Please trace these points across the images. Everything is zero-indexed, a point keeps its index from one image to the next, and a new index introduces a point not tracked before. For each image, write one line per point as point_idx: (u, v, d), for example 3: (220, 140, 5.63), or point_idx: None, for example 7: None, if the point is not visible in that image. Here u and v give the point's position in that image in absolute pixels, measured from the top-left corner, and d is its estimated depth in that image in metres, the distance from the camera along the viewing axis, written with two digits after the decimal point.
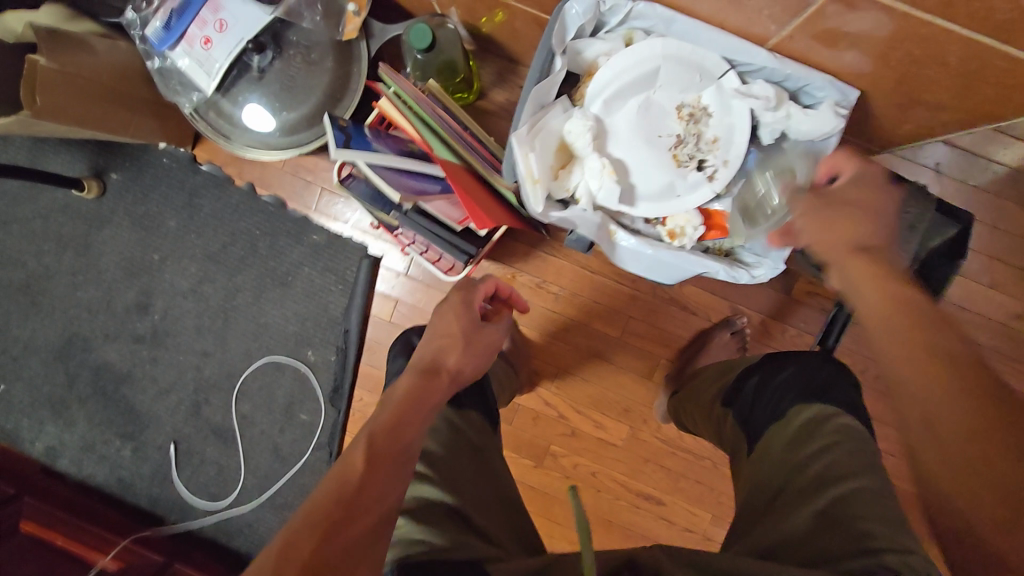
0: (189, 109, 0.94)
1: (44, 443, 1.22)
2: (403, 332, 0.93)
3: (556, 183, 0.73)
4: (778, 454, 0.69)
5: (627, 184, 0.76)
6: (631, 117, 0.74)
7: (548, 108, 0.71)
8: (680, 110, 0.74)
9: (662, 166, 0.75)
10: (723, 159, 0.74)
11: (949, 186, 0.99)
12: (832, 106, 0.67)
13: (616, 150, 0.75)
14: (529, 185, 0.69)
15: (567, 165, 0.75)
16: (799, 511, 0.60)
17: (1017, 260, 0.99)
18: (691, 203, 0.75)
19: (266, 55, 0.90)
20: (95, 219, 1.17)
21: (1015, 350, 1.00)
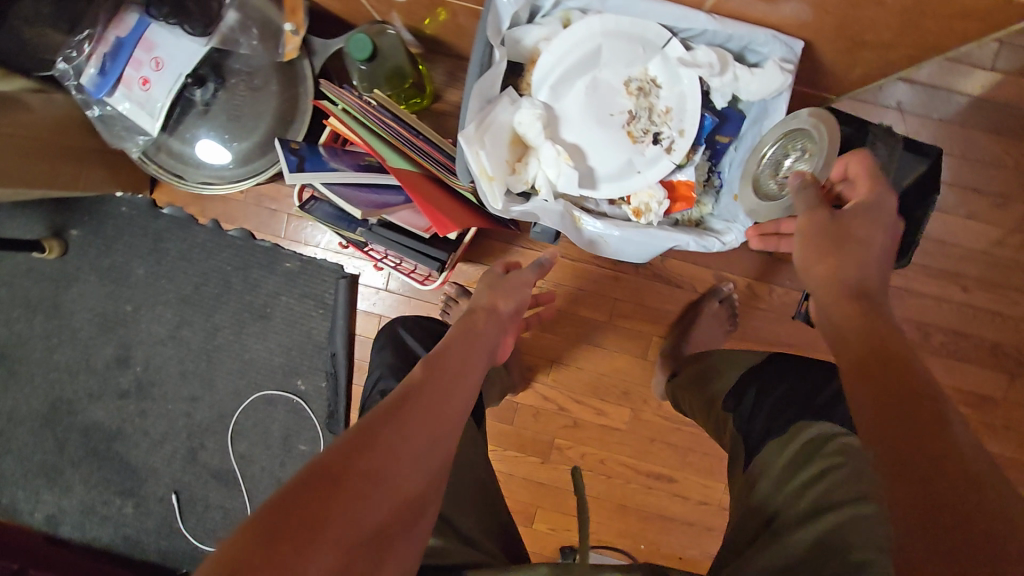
0: (136, 154, 0.91)
1: (42, 512, 1.19)
2: (391, 321, 0.91)
3: (514, 177, 0.72)
4: (780, 470, 0.69)
5: (586, 167, 0.75)
6: (581, 100, 0.73)
7: (496, 102, 0.70)
8: (629, 85, 0.73)
9: (618, 144, 0.74)
10: (678, 129, 0.73)
11: (913, 124, 0.99)
12: (777, 63, 0.65)
13: (569, 135, 0.75)
14: (485, 182, 0.68)
15: (523, 157, 0.74)
16: (797, 531, 0.59)
17: (990, 188, 1.00)
18: (653, 177, 0.74)
19: (207, 88, 0.88)
20: (60, 278, 1.14)
21: (1000, 277, 1.01)
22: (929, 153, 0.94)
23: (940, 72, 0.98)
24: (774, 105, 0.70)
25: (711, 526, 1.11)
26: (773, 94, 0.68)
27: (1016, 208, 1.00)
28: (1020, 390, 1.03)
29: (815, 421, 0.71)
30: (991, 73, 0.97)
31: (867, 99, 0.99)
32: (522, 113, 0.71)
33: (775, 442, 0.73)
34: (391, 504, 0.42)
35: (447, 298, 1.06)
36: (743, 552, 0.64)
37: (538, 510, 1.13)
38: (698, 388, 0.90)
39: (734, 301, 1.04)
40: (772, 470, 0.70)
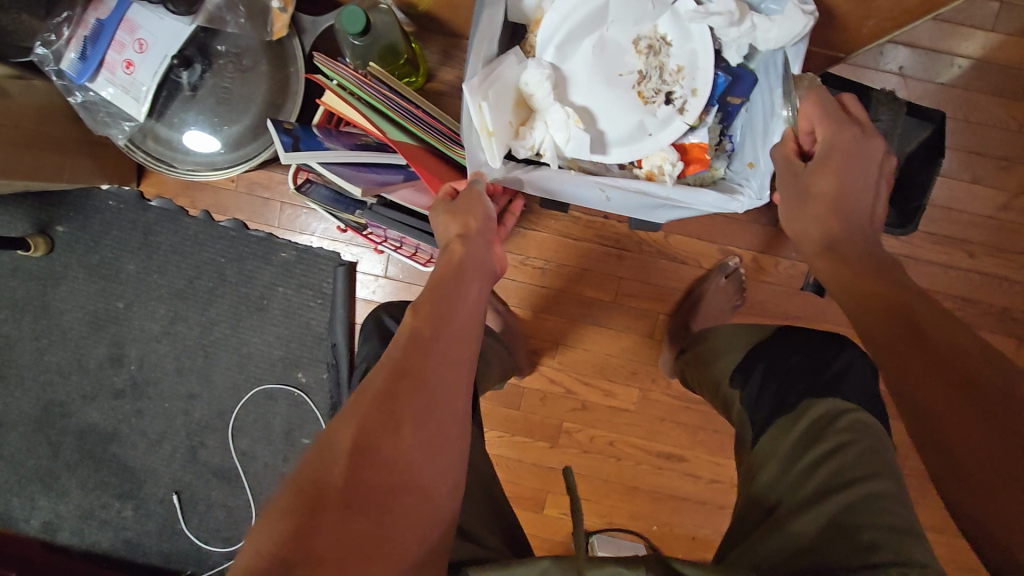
0: (123, 141, 0.87)
1: (39, 519, 1.16)
2: (373, 310, 0.88)
3: (517, 140, 0.70)
4: (791, 448, 0.68)
5: (596, 131, 0.73)
6: (588, 60, 0.71)
7: (502, 59, 0.67)
8: (638, 43, 0.72)
9: (629, 106, 0.72)
10: (691, 88, 0.71)
11: (916, 88, 0.98)
12: (797, 6, 0.61)
13: (578, 98, 0.72)
14: (484, 138, 0.65)
15: (528, 121, 0.71)
16: (803, 515, 0.59)
17: (994, 151, 0.99)
18: (665, 139, 0.72)
19: (194, 69, 0.84)
20: (48, 277, 1.10)
21: (1007, 241, 1.00)
22: (932, 117, 0.92)
23: (941, 35, 0.96)
24: (791, 57, 0.66)
25: (724, 503, 1.10)
26: (791, 43, 0.64)
27: (1021, 171, 0.99)
28: None
29: (825, 397, 0.71)
30: (992, 35, 0.96)
31: (868, 65, 0.98)
32: (527, 72, 0.68)
33: (785, 419, 0.71)
34: (390, 518, 0.41)
35: None
36: (747, 538, 0.64)
37: (549, 495, 1.11)
38: (702, 368, 0.88)
39: (741, 276, 1.03)
40: (781, 448, 0.69)
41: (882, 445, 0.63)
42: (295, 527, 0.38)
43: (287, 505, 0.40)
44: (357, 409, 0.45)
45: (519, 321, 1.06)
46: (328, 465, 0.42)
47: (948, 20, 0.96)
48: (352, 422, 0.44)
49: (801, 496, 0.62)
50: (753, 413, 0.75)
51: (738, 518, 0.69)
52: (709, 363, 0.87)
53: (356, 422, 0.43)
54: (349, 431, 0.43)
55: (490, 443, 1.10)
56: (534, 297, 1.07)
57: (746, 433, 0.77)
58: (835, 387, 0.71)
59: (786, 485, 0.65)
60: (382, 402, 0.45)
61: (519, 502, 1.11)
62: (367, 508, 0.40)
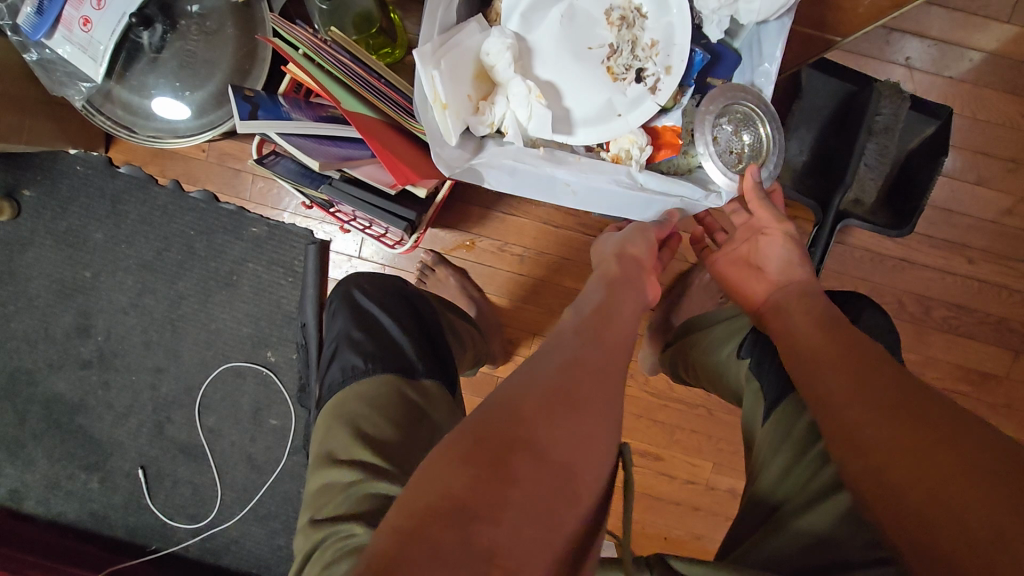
0: (81, 103, 0.84)
1: (5, 487, 1.14)
2: (341, 283, 0.83)
3: (476, 116, 0.65)
4: (804, 430, 0.63)
5: (561, 108, 0.69)
6: (555, 30, 0.68)
7: (465, 27, 0.64)
8: (610, 14, 0.68)
9: (598, 82, 0.69)
10: (665, 66, 0.68)
11: (923, 82, 0.93)
12: None
13: (543, 72, 0.69)
14: (437, 111, 0.61)
15: (490, 96, 0.67)
16: (816, 509, 0.56)
17: (1002, 151, 0.93)
18: (634, 121, 0.69)
19: (155, 30, 0.79)
20: (13, 243, 1.07)
21: (1008, 248, 0.95)
22: (938, 113, 0.87)
23: (953, 25, 0.91)
24: (774, 31, 0.63)
25: (698, 504, 1.07)
26: (776, 15, 0.62)
27: None
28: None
29: None
30: (1007, 27, 0.90)
31: (874, 54, 0.92)
32: (489, 41, 0.65)
33: (791, 404, 0.66)
34: (541, 520, 0.34)
35: (423, 266, 1.01)
36: (743, 543, 0.61)
37: None
38: (713, 337, 0.82)
39: None
40: (789, 438, 0.64)
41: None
42: (444, 500, 0.33)
43: (430, 479, 0.35)
44: (503, 397, 0.40)
45: (495, 309, 1.03)
46: (481, 440, 0.36)
47: (961, 10, 0.90)
48: (503, 409, 0.38)
49: (808, 495, 0.58)
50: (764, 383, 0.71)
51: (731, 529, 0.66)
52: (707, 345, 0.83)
53: (513, 409, 0.38)
54: (498, 417, 0.38)
55: None
56: (511, 285, 1.03)
57: (751, 418, 0.72)
58: None
59: (791, 485, 0.61)
60: (547, 402, 0.39)
61: None
62: (524, 497, 0.34)
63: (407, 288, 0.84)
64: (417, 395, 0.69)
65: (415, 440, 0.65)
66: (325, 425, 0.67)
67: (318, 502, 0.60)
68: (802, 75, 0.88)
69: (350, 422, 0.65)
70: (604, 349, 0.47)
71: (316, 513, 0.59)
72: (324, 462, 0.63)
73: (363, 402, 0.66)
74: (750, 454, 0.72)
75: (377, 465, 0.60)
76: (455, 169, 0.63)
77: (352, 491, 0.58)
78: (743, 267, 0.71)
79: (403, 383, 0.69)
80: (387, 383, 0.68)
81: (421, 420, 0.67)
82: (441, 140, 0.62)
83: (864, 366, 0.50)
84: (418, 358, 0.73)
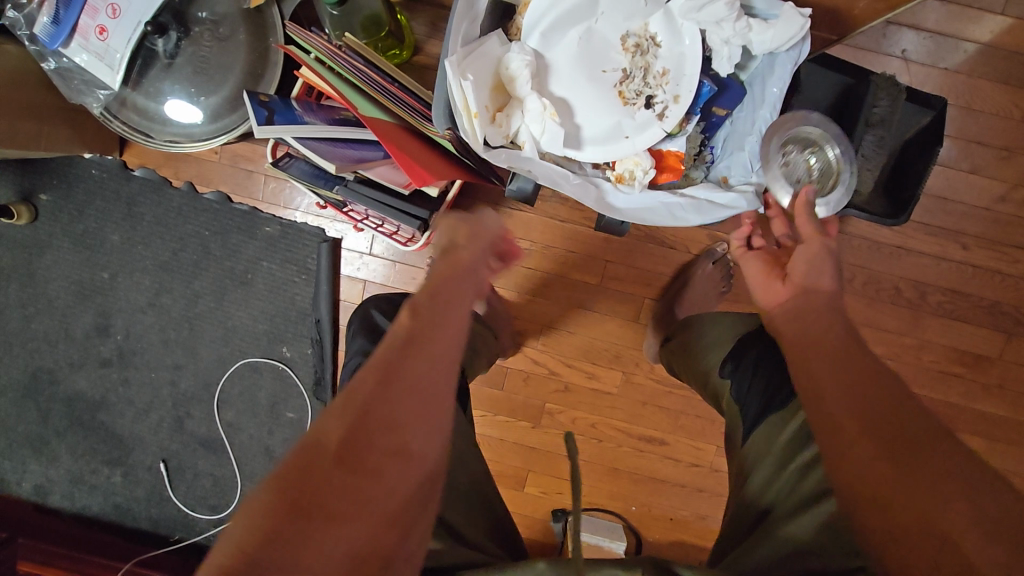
0: (99, 110, 0.86)
1: (31, 482, 1.18)
2: (362, 306, 0.86)
3: (494, 126, 0.69)
4: (783, 444, 0.66)
5: (572, 125, 0.74)
6: (571, 50, 0.72)
7: (487, 39, 0.68)
8: (626, 40, 0.73)
9: (609, 105, 0.74)
10: (674, 94, 0.72)
11: (919, 73, 0.95)
12: (794, 8, 0.63)
13: (557, 88, 0.74)
14: (466, 119, 0.65)
15: (506, 107, 0.71)
16: (799, 517, 0.59)
17: (996, 141, 0.96)
18: (640, 144, 0.73)
19: (169, 37, 0.82)
20: (32, 246, 1.09)
21: (1002, 234, 0.98)
22: (933, 104, 0.89)
23: (948, 17, 0.93)
24: (783, 63, 0.69)
25: (703, 487, 1.11)
26: (783, 48, 0.67)
27: (1021, 162, 0.96)
28: (1015, 349, 1.01)
29: None
30: (1002, 18, 0.92)
31: (870, 47, 0.94)
32: (510, 56, 0.69)
33: (777, 415, 0.69)
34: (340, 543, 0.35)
35: None
36: (738, 547, 0.64)
37: (530, 474, 1.12)
38: (697, 352, 0.86)
39: (729, 262, 1.02)
40: (773, 448, 0.67)
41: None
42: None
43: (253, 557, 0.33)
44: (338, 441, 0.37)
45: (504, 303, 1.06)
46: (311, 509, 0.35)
47: (957, 3, 0.92)
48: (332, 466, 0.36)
49: (796, 500, 0.61)
50: (742, 404, 0.74)
51: (726, 531, 0.68)
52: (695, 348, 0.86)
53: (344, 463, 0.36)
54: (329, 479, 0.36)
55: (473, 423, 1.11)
56: (519, 278, 1.06)
57: (733, 431, 0.76)
58: None
59: (778, 490, 0.64)
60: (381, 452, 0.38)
61: (498, 479, 1.12)
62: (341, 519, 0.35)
63: None
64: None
65: None
66: None
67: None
68: (802, 69, 0.90)
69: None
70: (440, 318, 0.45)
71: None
72: None
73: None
74: (733, 467, 0.74)
75: None
76: (510, 163, 0.68)
77: None
78: (768, 273, 0.65)
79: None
80: None
81: None
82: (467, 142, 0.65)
83: (883, 405, 0.48)
84: None
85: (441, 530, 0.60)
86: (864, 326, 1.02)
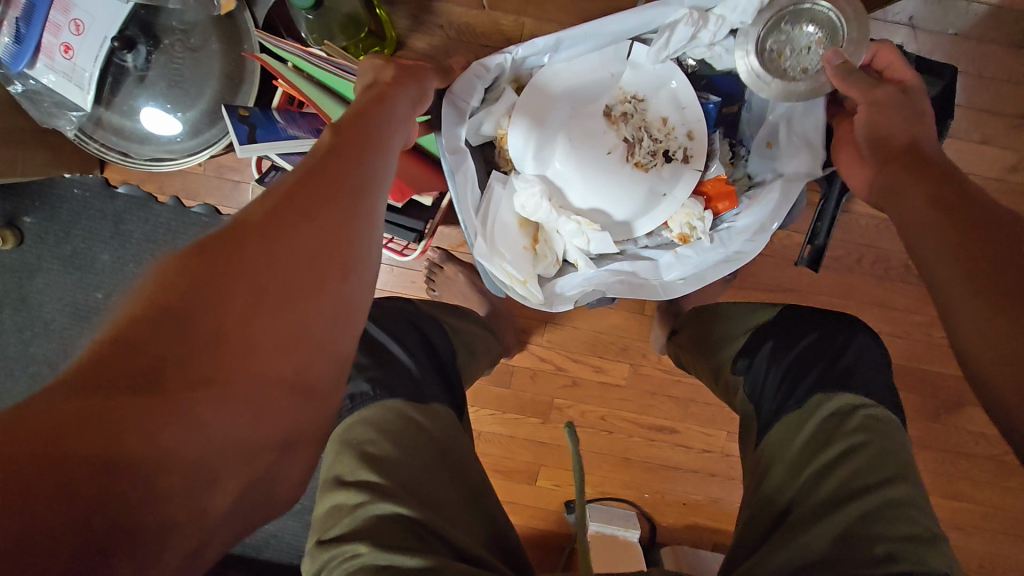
0: (73, 132, 0.82)
1: None
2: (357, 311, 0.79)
3: (541, 260, 0.78)
4: (797, 450, 0.65)
5: (613, 222, 0.78)
6: (567, 153, 0.75)
7: (489, 197, 0.75)
8: (612, 112, 0.76)
9: (633, 178, 0.76)
10: (685, 133, 0.75)
11: (927, 41, 0.91)
12: None
13: (580, 200, 0.77)
14: (521, 286, 0.75)
15: (543, 236, 0.79)
16: (811, 530, 0.58)
17: (1009, 108, 0.92)
18: (682, 197, 0.76)
19: (139, 51, 0.78)
20: (20, 270, 1.06)
21: (1014, 204, 0.95)
22: (944, 73, 0.85)
23: None
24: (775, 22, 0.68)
25: (715, 472, 1.11)
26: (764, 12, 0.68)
27: None
28: None
29: (836, 391, 0.68)
30: None
31: (876, 16, 0.90)
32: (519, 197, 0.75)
33: (790, 419, 0.69)
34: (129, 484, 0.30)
35: (431, 265, 1.02)
36: (753, 553, 0.61)
37: (542, 468, 1.12)
38: (706, 349, 0.85)
39: None
40: (790, 447, 0.66)
41: (898, 445, 0.61)
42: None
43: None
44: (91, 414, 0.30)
45: (506, 301, 1.04)
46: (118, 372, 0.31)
47: None
48: (75, 449, 0.28)
49: (814, 504, 0.60)
50: (758, 406, 0.74)
51: (739, 533, 0.66)
52: (707, 341, 0.85)
53: (114, 441, 0.30)
54: (76, 454, 0.28)
55: (481, 421, 1.11)
56: None
57: (747, 421, 0.76)
58: (849, 379, 0.69)
59: (796, 489, 0.62)
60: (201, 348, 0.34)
61: (509, 474, 1.12)
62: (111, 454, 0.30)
63: (416, 314, 0.84)
64: (420, 415, 0.69)
65: (417, 455, 0.65)
66: (333, 450, 0.66)
67: (326, 523, 0.61)
68: None
69: (354, 445, 0.64)
70: (284, 213, 0.39)
71: (322, 535, 0.60)
72: (332, 487, 0.62)
73: (370, 427, 0.66)
74: (748, 466, 0.73)
75: (382, 486, 0.60)
76: (576, 299, 0.77)
77: (365, 512, 0.59)
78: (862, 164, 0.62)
79: (407, 407, 0.68)
80: (397, 412, 0.67)
81: (433, 441, 0.68)
82: (533, 305, 0.76)
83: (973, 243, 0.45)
84: (426, 384, 0.73)
85: (439, 547, 0.58)
86: (874, 306, 1.00)
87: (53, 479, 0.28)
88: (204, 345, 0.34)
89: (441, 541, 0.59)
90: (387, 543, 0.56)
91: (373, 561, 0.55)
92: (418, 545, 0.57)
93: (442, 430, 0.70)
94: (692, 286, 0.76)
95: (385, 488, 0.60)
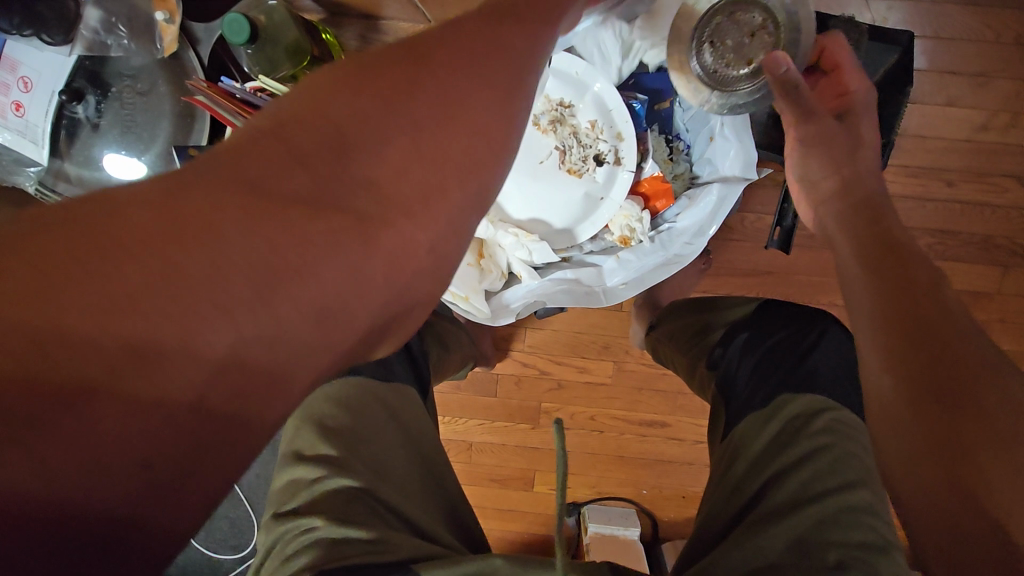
0: (33, 187, 0.83)
1: None
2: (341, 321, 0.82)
3: (487, 274, 0.80)
4: (761, 449, 0.65)
5: (552, 229, 0.83)
6: None
7: None
8: (541, 123, 0.81)
9: (568, 183, 0.81)
10: (614, 134, 0.78)
11: (880, 8, 0.89)
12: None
13: (519, 213, 0.84)
14: (463, 301, 0.77)
15: (488, 252, 0.81)
16: (770, 530, 0.56)
17: (971, 68, 0.90)
18: (619, 199, 0.78)
19: (88, 102, 0.80)
20: None
21: (987, 165, 0.93)
22: (898, 40, 0.83)
23: None
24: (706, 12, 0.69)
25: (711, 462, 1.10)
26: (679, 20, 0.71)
27: (1001, 86, 0.91)
28: (1014, 281, 0.97)
29: (800, 392, 0.68)
30: None
31: None
32: None
33: (756, 416, 0.68)
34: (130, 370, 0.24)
35: None
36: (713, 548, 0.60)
37: (537, 473, 1.11)
38: (694, 338, 0.83)
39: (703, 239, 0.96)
40: (756, 441, 0.66)
41: (862, 448, 0.60)
42: (118, 439, 0.24)
43: (56, 310, 0.24)
44: (252, 225, 0.27)
45: None
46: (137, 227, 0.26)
47: None
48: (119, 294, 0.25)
49: (775, 500, 0.58)
50: (728, 403, 0.73)
51: (705, 517, 0.66)
52: (677, 339, 0.85)
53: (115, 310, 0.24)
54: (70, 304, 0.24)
55: (471, 431, 1.11)
56: None
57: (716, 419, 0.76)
58: (810, 383, 0.68)
59: (757, 484, 0.62)
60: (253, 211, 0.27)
61: (505, 482, 1.12)
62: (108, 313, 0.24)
63: None
64: (386, 390, 0.71)
65: (371, 429, 0.65)
66: (292, 425, 0.66)
67: (282, 497, 0.61)
68: None
69: (313, 419, 0.64)
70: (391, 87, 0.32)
71: (279, 508, 0.60)
72: (291, 461, 0.63)
73: (329, 400, 0.66)
74: (716, 457, 0.73)
75: (334, 457, 0.60)
76: (519, 311, 0.80)
77: (315, 489, 0.58)
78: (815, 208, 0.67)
79: (371, 381, 0.70)
80: (364, 387, 0.69)
81: (398, 419, 0.70)
82: (478, 318, 0.78)
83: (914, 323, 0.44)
84: (401, 369, 0.76)
85: (392, 518, 0.57)
86: None
87: (194, 312, 0.25)
88: (348, 190, 0.30)
89: (393, 514, 0.57)
90: (341, 514, 0.55)
91: (326, 534, 0.54)
92: (369, 518, 0.56)
93: (403, 404, 0.71)
94: (634, 290, 0.77)
95: (336, 457, 0.60)
